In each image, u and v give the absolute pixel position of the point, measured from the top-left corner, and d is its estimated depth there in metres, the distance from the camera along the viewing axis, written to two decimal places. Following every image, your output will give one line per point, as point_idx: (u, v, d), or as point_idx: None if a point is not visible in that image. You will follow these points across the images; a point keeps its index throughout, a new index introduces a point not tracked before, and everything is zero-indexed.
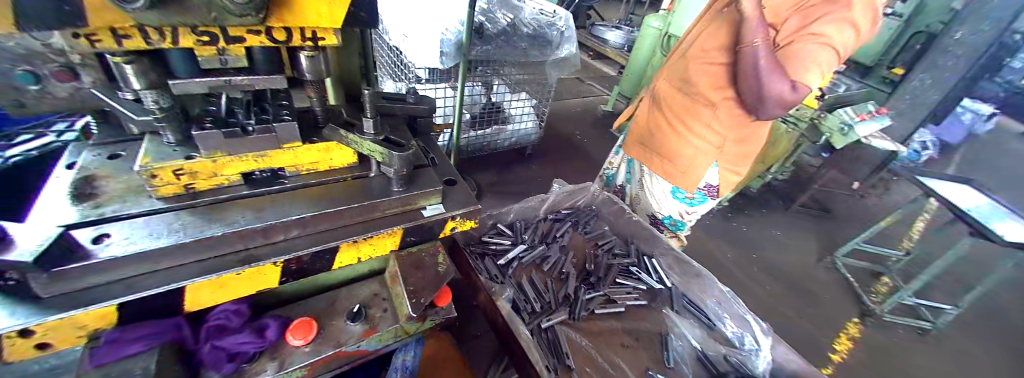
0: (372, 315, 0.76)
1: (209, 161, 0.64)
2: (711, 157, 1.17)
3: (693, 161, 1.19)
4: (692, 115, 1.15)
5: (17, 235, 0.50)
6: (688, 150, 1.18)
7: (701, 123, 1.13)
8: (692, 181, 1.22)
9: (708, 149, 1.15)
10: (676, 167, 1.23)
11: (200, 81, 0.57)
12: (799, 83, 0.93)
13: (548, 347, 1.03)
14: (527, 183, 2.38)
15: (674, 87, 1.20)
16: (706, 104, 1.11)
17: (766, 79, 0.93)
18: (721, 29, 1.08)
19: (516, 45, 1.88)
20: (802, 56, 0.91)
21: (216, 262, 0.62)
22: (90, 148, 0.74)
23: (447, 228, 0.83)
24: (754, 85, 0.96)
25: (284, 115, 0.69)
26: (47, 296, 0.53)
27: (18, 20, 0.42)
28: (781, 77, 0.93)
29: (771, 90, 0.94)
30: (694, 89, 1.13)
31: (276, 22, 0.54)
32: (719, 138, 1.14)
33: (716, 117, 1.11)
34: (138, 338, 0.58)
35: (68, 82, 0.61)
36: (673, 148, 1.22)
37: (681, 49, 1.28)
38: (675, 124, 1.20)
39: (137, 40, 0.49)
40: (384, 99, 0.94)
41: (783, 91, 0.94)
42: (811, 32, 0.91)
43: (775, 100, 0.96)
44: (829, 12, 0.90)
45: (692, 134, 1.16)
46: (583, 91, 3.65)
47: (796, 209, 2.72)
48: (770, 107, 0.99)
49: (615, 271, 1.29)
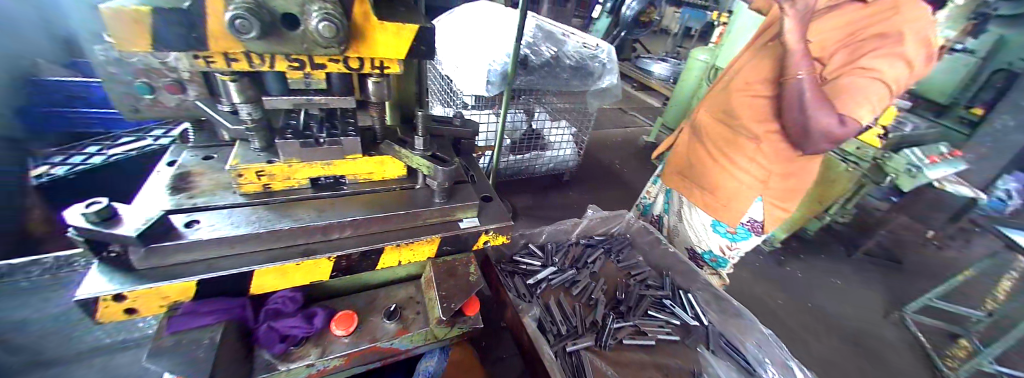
0: (406, 316, 0.82)
1: (286, 165, 0.74)
2: (755, 191, 1.13)
3: (735, 195, 1.16)
4: (734, 148, 1.13)
5: (126, 214, 0.63)
6: (730, 183, 1.16)
7: (743, 155, 1.11)
8: (734, 215, 1.19)
9: (752, 183, 1.12)
10: (718, 200, 1.21)
11: (287, 98, 0.68)
12: (849, 117, 0.91)
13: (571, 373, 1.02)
14: (564, 209, 2.40)
15: (715, 119, 1.20)
16: (749, 137, 1.10)
17: (811, 113, 0.92)
18: (765, 63, 1.08)
19: (559, 76, 1.96)
20: (851, 89, 0.89)
21: (280, 253, 0.71)
22: (189, 150, 0.88)
23: (480, 241, 0.89)
24: (799, 118, 0.95)
25: (350, 131, 0.79)
26: (142, 269, 0.63)
27: (155, 46, 0.53)
28: (827, 111, 0.91)
29: (817, 123, 0.93)
30: (737, 121, 1.13)
31: (353, 53, 0.64)
32: (764, 173, 1.11)
33: (760, 150, 1.08)
34: (209, 312, 0.67)
35: (175, 93, 0.81)
36: (714, 180, 1.20)
37: (724, 80, 1.28)
38: (716, 156, 1.19)
39: (243, 63, 0.61)
40: (434, 122, 1.04)
41: (831, 125, 0.92)
42: (860, 66, 0.90)
43: (822, 134, 0.94)
44: (879, 47, 0.89)
45: (734, 166, 1.14)
46: (625, 121, 3.66)
47: (857, 256, 2.49)
48: (816, 141, 0.96)
49: (647, 302, 1.26)
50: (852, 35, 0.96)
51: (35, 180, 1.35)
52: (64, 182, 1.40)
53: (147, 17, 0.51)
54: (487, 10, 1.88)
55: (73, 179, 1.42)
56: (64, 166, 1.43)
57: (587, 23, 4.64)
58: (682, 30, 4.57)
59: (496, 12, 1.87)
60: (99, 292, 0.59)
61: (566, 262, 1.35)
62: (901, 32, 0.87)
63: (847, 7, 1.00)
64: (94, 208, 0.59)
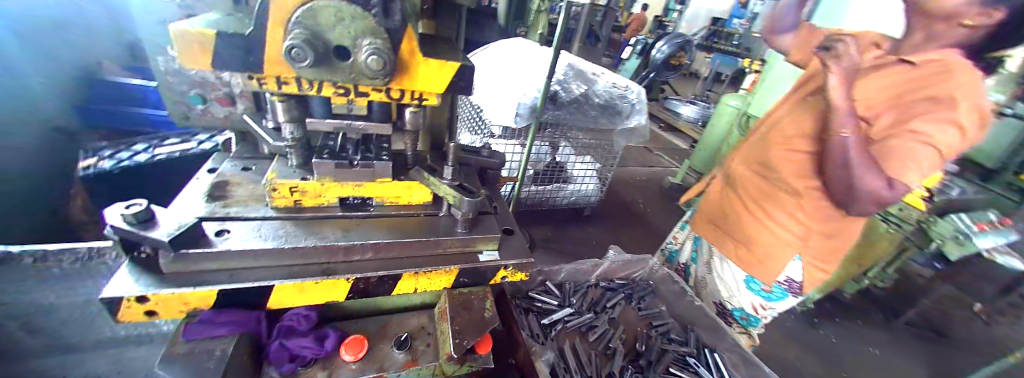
0: (415, 347, 0.80)
1: (318, 184, 0.76)
2: (793, 249, 1.09)
3: (772, 251, 1.11)
4: (772, 202, 1.10)
5: (162, 218, 0.66)
6: (767, 238, 1.12)
7: (781, 211, 1.08)
8: (771, 271, 1.13)
9: (791, 241, 1.08)
10: (753, 255, 1.16)
11: (329, 122, 0.71)
12: (898, 181, 0.87)
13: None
14: (582, 244, 2.35)
15: (752, 170, 1.18)
16: (789, 192, 1.06)
17: (857, 173, 0.88)
18: (805, 117, 1.06)
19: (587, 113, 1.98)
20: (899, 153, 0.86)
21: (301, 269, 0.72)
22: (230, 159, 0.93)
23: (498, 276, 0.87)
24: (843, 176, 0.91)
25: (383, 155, 0.80)
26: (169, 273, 0.65)
27: (214, 66, 0.57)
28: (874, 172, 0.87)
29: (863, 185, 0.88)
30: (776, 174, 1.09)
31: (396, 85, 0.67)
32: (804, 231, 1.06)
33: (800, 207, 1.04)
34: (224, 323, 0.67)
35: (225, 105, 0.87)
36: (750, 233, 1.16)
37: (759, 131, 1.26)
38: (752, 208, 1.15)
39: (292, 87, 0.64)
40: (463, 150, 1.05)
41: (877, 186, 0.88)
42: (907, 128, 0.87)
43: (869, 197, 0.90)
44: (929, 110, 0.85)
45: (771, 221, 1.10)
46: (651, 160, 3.62)
47: (898, 325, 2.30)
48: (861, 202, 0.92)
49: (669, 358, 1.18)
50: (900, 97, 0.93)
51: (82, 171, 1.44)
52: (107, 174, 1.45)
53: (212, 40, 0.55)
54: (520, 46, 1.95)
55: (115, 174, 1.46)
56: (111, 160, 1.49)
57: (617, 63, 4.74)
58: (713, 74, 4.58)
59: (530, 49, 1.94)
60: (125, 292, 0.60)
61: (585, 304, 1.29)
62: (953, 96, 0.83)
63: (894, 69, 0.97)
64: (134, 210, 0.63)
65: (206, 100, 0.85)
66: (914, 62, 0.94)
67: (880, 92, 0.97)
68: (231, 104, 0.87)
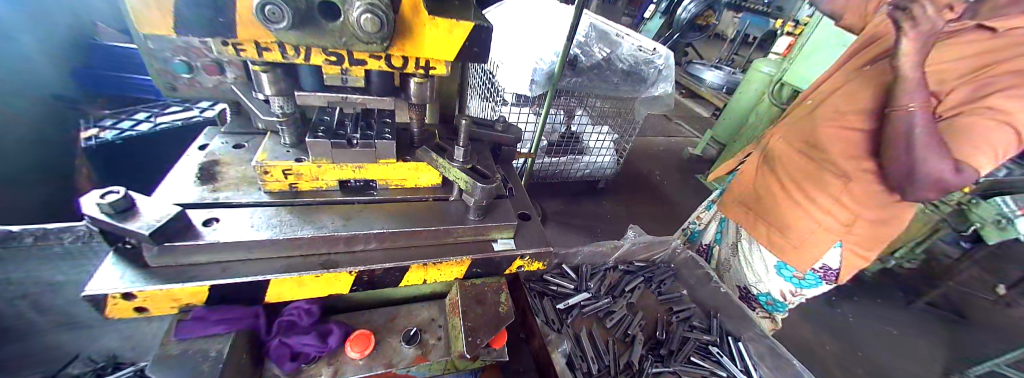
0: (425, 341, 0.75)
1: (315, 166, 0.68)
2: (835, 237, 0.98)
3: (811, 239, 1.01)
4: (817, 185, 0.98)
5: (143, 207, 0.59)
6: (807, 224, 1.00)
7: (828, 196, 0.96)
8: (807, 260, 1.03)
9: (836, 229, 0.97)
10: (788, 242, 1.06)
11: (319, 95, 0.61)
12: (967, 164, 0.72)
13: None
14: (596, 218, 2.26)
15: (797, 147, 1.04)
16: (839, 175, 0.93)
17: (920, 158, 0.73)
18: (866, 91, 0.92)
19: (609, 79, 1.83)
20: (984, 134, 0.71)
21: (299, 262, 0.65)
22: (223, 135, 0.84)
23: (514, 266, 0.79)
24: (903, 160, 0.76)
25: (387, 133, 0.71)
26: (156, 266, 0.59)
27: (175, 29, 0.47)
28: (940, 154, 0.72)
29: (926, 170, 0.73)
30: (825, 154, 0.96)
31: (397, 51, 0.56)
32: (850, 218, 0.95)
33: (850, 193, 0.92)
34: (218, 321, 0.61)
35: (214, 73, 0.76)
36: (787, 219, 1.05)
37: (805, 104, 1.12)
38: (792, 191, 1.03)
39: (276, 54, 0.54)
40: (475, 124, 0.96)
41: (942, 171, 0.73)
42: (986, 105, 0.71)
43: (929, 182, 0.74)
44: (1008, 85, 0.71)
45: (813, 207, 0.99)
46: (669, 130, 3.44)
47: (917, 305, 2.18)
48: (918, 189, 0.76)
49: (691, 346, 1.11)
50: (980, 70, 0.76)
51: (85, 142, 1.30)
52: (113, 147, 1.34)
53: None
54: (538, 4, 1.75)
55: (121, 144, 1.36)
56: (113, 130, 1.38)
57: (638, 22, 4.41)
58: (741, 36, 4.23)
59: (549, 7, 1.75)
60: (109, 289, 0.54)
61: (601, 288, 1.22)
62: None
63: (969, 36, 0.80)
64: (110, 199, 0.55)
65: (193, 68, 0.74)
66: (996, 29, 0.78)
67: (964, 63, 0.78)
68: (220, 72, 0.77)
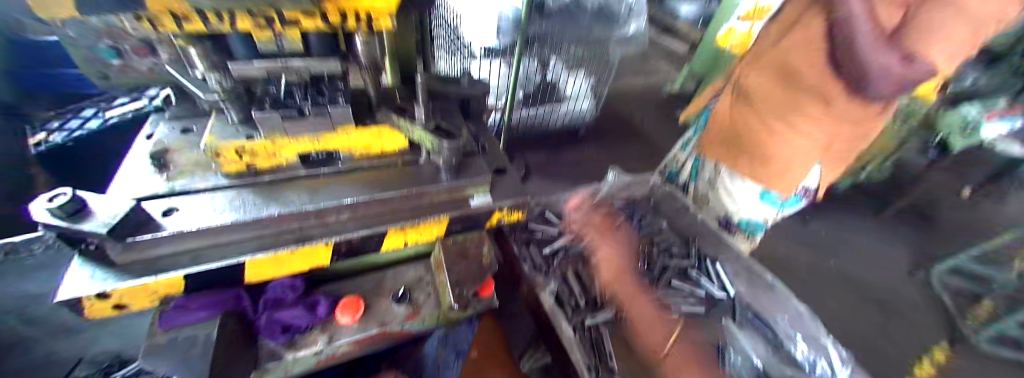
0: (417, 299, 0.77)
1: (269, 142, 0.66)
2: (816, 157, 0.98)
3: (794, 164, 1.00)
4: (791, 106, 0.95)
5: (96, 206, 0.57)
6: (784, 148, 0.99)
7: (804, 117, 0.94)
8: (788, 184, 1.03)
9: (813, 148, 0.97)
10: (769, 172, 1.05)
11: (258, 65, 0.60)
12: (920, 57, 0.76)
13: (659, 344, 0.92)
14: (577, 166, 2.27)
15: (769, 72, 1.00)
16: (815, 96, 0.91)
17: (868, 58, 0.79)
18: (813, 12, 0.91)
19: (578, 20, 1.81)
20: (937, 27, 0.73)
21: (271, 240, 0.65)
22: (167, 121, 0.79)
23: (493, 220, 0.80)
24: (849, 61, 0.82)
25: (339, 98, 0.68)
26: (125, 263, 0.58)
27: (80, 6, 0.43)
28: (880, 50, 0.78)
29: (870, 65, 0.80)
30: (800, 75, 0.93)
31: (329, 4, 0.52)
32: (828, 137, 0.95)
33: (826, 114, 0.92)
34: (200, 307, 0.62)
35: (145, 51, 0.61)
36: (765, 147, 1.03)
37: (761, 33, 1.13)
38: (767, 119, 1.01)
39: (196, 23, 0.50)
40: (438, 80, 0.92)
41: (889, 63, 0.78)
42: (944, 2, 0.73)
43: (875, 75, 0.80)
44: None
45: (791, 132, 0.97)
46: (647, 69, 3.38)
47: (886, 214, 2.29)
48: (871, 84, 0.82)
49: (672, 272, 1.14)
50: None
51: (35, 149, 1.17)
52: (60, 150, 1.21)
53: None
54: None
55: (72, 147, 1.22)
56: (63, 132, 1.24)
57: None
58: None
59: None
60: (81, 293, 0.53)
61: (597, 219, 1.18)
62: None
63: None
64: (58, 202, 0.53)
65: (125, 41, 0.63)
66: None
67: None
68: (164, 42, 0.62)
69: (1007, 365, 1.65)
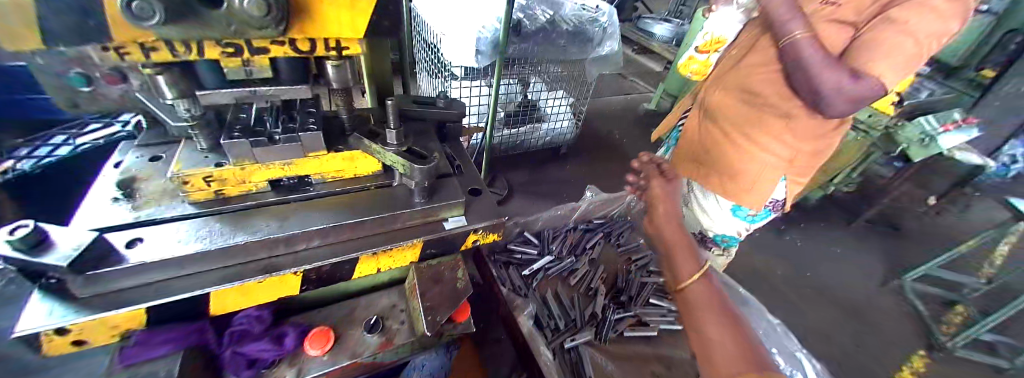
0: (389, 327, 0.75)
1: (238, 168, 0.65)
2: (781, 172, 1.01)
3: (760, 180, 1.03)
4: (756, 124, 0.99)
5: (58, 238, 0.54)
6: (751, 165, 1.02)
7: (769, 134, 0.97)
8: (754, 201, 1.06)
9: (778, 164, 1.00)
10: (738, 186, 1.07)
11: (226, 92, 0.59)
12: (866, 74, 0.71)
13: (701, 302, 0.74)
14: (560, 184, 2.30)
15: (732, 91, 1.05)
16: (777, 112, 0.95)
17: (816, 77, 0.75)
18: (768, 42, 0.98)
19: (556, 42, 1.81)
20: (881, 43, 0.69)
21: (239, 269, 0.64)
22: (138, 148, 0.77)
23: (469, 241, 0.80)
24: (801, 80, 0.78)
25: (310, 123, 0.68)
26: (85, 296, 0.56)
27: (44, 38, 0.44)
28: (833, 69, 0.73)
29: (823, 84, 0.75)
30: (760, 94, 0.98)
31: (297, 34, 0.53)
32: (791, 152, 0.98)
33: (788, 128, 0.95)
34: (163, 342, 0.60)
35: (115, 84, 0.61)
36: (733, 164, 1.05)
37: (725, 56, 1.19)
38: (733, 134, 1.04)
39: (165, 53, 0.51)
40: (416, 104, 0.94)
41: (839, 81, 0.73)
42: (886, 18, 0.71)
43: (829, 94, 0.75)
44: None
45: (758, 147, 1.00)
46: (626, 87, 3.48)
47: (858, 223, 2.37)
48: (828, 103, 0.76)
49: (649, 290, 1.18)
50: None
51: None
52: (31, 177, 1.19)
53: (32, 8, 0.41)
54: None
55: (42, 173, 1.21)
56: (30, 159, 1.22)
57: None
58: None
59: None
60: (36, 327, 0.51)
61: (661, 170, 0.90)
62: None
63: None
64: (19, 233, 0.50)
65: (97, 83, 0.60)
66: None
67: None
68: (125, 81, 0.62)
69: (982, 367, 1.74)
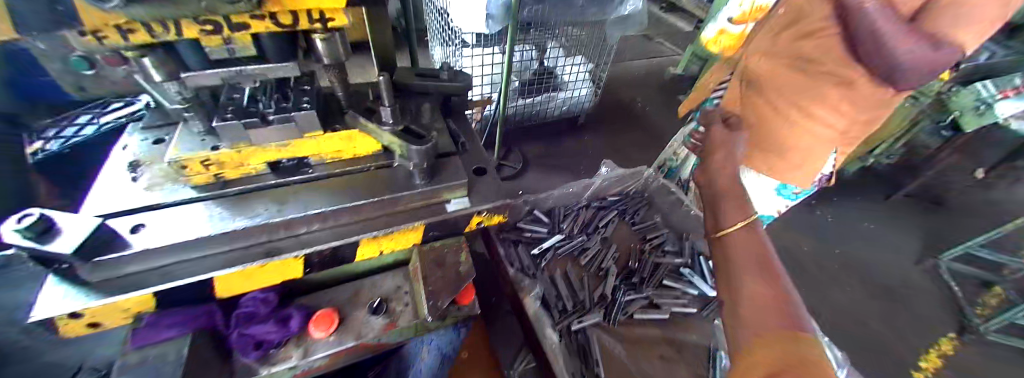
0: (392, 309, 0.75)
1: (233, 152, 0.63)
2: (833, 146, 0.86)
3: (809, 154, 0.88)
4: (810, 95, 0.81)
5: (64, 224, 0.54)
6: (803, 142, 0.86)
7: (824, 104, 0.80)
8: (805, 178, 0.94)
9: (830, 137, 0.84)
10: (787, 165, 0.92)
11: (211, 73, 0.57)
12: (948, 41, 0.60)
13: (743, 250, 0.63)
14: (577, 155, 2.23)
15: (780, 58, 0.85)
16: (835, 80, 0.77)
17: (892, 48, 0.62)
18: None
19: (572, 3, 1.67)
20: (971, 7, 0.58)
21: (242, 253, 0.64)
22: (142, 130, 0.75)
23: (474, 223, 0.78)
24: (875, 55, 0.66)
25: (304, 102, 0.65)
26: (96, 280, 0.58)
27: (17, 27, 0.41)
28: (914, 38, 0.61)
29: (901, 56, 0.62)
30: (812, 57, 0.78)
31: (273, 6, 0.50)
32: (847, 122, 0.82)
33: (847, 100, 0.77)
34: (171, 325, 0.62)
35: (118, 66, 0.55)
36: (780, 141, 0.89)
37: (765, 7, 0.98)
38: (783, 108, 0.85)
39: (142, 34, 0.48)
40: (417, 76, 0.88)
41: (917, 49, 0.61)
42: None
43: (905, 66, 0.63)
44: None
45: (809, 121, 0.83)
46: (650, 50, 3.27)
47: (897, 198, 2.21)
48: (908, 78, 0.65)
49: (663, 271, 1.15)
50: None
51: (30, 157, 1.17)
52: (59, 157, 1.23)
53: None
54: None
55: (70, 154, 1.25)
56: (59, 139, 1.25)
57: None
58: None
59: None
60: (52, 312, 0.53)
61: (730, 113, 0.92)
62: None
63: None
64: (25, 222, 0.50)
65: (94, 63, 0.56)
66: None
67: None
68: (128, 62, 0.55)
69: (1015, 351, 1.66)
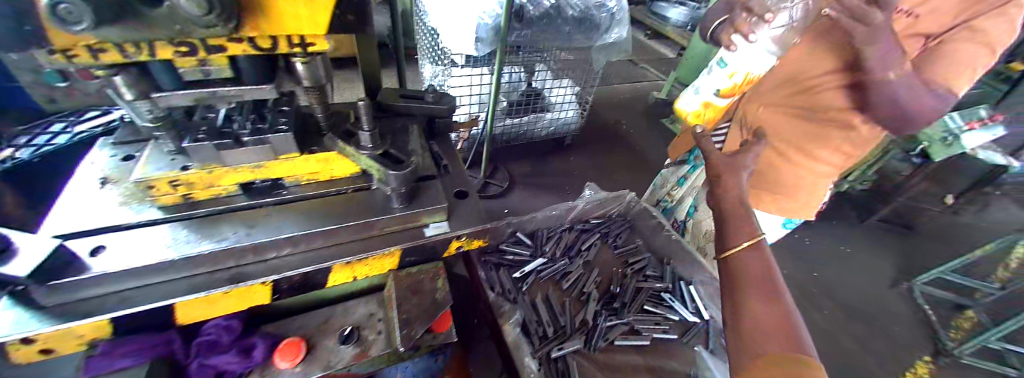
0: (365, 336, 0.73)
1: (204, 172, 0.61)
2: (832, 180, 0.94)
3: (813, 189, 0.95)
4: (817, 140, 0.87)
5: (21, 244, 0.52)
6: (806, 178, 0.92)
7: (827, 147, 0.87)
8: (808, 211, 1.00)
9: (830, 172, 0.91)
10: (796, 202, 0.96)
11: (184, 94, 0.55)
12: (944, 86, 0.69)
13: (753, 273, 0.64)
14: (562, 175, 2.25)
15: (784, 106, 0.91)
16: (839, 124, 0.84)
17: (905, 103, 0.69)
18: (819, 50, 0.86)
19: (560, 29, 1.70)
20: (960, 56, 0.68)
21: (206, 278, 0.61)
22: (115, 145, 0.73)
23: (452, 247, 0.77)
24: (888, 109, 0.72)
25: (281, 124, 0.64)
26: (50, 305, 0.54)
27: None
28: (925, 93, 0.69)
29: (913, 105, 0.70)
30: (819, 108, 0.86)
31: (250, 31, 0.49)
32: (845, 160, 0.90)
33: (849, 142, 0.85)
34: (126, 353, 0.60)
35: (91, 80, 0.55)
36: (784, 180, 0.93)
37: None
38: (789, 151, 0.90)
39: (114, 54, 0.47)
40: (402, 98, 0.88)
41: (926, 101, 0.70)
42: (971, 28, 0.69)
43: (913, 114, 0.72)
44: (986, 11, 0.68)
45: (812, 162, 0.89)
46: (634, 75, 3.36)
47: (870, 222, 2.28)
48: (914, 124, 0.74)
49: (643, 296, 1.14)
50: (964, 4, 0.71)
51: None
52: None
53: None
54: None
55: None
56: None
57: None
58: None
59: None
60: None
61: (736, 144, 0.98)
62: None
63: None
64: None
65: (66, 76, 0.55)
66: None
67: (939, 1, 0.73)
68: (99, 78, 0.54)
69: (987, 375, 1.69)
